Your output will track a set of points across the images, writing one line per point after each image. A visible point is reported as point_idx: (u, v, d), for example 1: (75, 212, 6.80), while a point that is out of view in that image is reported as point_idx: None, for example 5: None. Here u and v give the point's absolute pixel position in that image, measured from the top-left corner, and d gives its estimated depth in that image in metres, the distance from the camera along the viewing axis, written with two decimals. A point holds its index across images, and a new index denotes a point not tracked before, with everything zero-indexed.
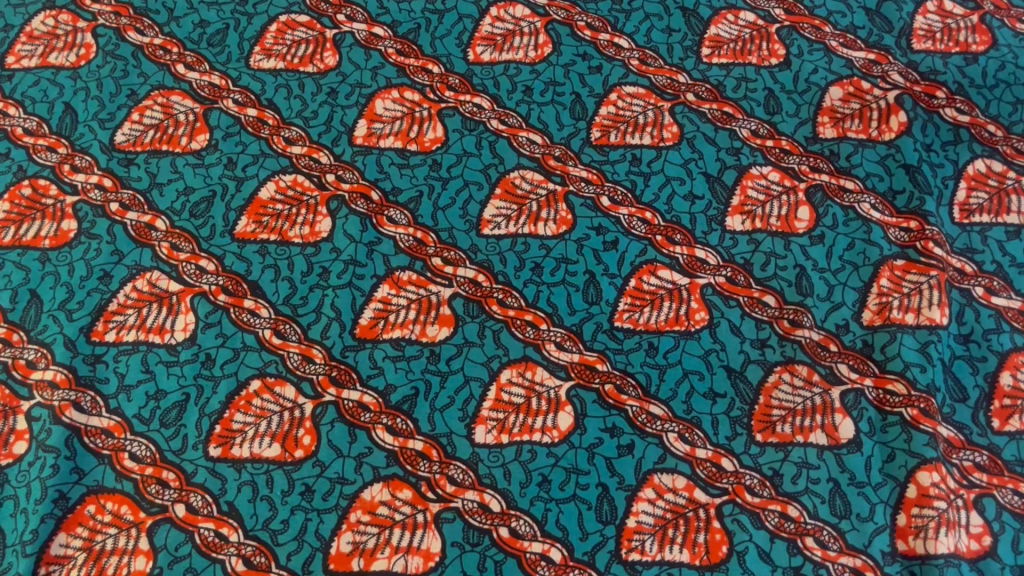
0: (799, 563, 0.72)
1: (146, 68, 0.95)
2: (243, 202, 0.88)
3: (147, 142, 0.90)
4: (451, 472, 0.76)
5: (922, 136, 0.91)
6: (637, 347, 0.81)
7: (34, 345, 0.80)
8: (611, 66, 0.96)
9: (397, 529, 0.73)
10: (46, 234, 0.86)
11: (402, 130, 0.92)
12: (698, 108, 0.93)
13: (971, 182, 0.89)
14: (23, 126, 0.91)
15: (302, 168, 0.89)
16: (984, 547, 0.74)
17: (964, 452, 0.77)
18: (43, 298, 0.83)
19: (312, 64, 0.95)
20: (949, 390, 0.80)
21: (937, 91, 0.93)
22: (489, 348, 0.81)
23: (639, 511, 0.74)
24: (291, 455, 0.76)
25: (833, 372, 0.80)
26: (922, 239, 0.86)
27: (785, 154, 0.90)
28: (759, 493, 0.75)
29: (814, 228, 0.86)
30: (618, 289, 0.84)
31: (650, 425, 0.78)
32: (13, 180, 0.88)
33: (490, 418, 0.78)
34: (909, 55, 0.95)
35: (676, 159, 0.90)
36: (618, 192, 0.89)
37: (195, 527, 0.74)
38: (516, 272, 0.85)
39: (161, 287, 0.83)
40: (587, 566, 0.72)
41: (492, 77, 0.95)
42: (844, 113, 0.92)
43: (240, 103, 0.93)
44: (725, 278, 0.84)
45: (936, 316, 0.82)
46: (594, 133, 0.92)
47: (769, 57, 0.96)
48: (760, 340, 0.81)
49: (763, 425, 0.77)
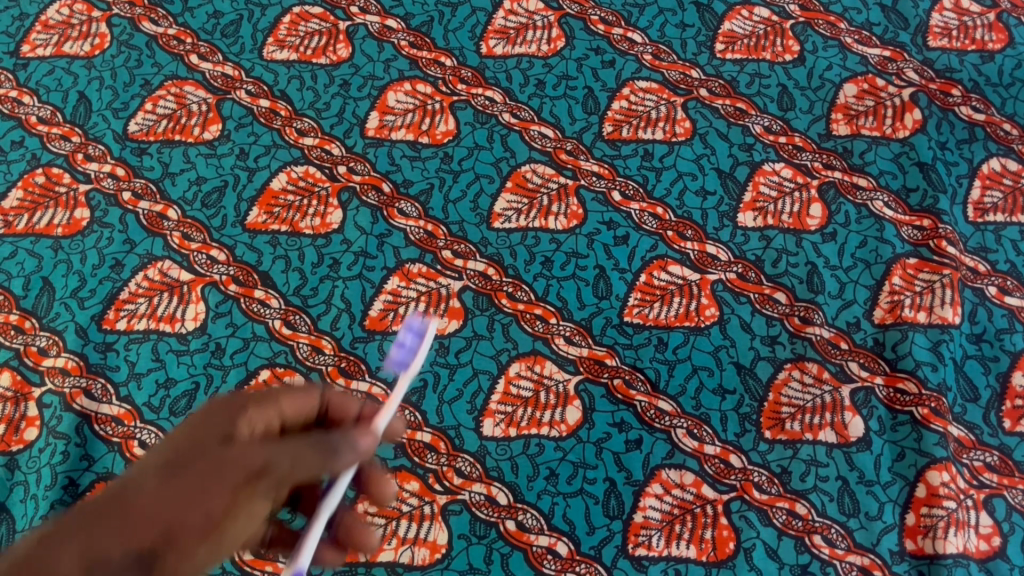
0: (807, 561, 0.72)
1: (160, 58, 0.95)
2: (255, 193, 0.88)
3: (160, 132, 0.91)
4: (459, 465, 0.76)
5: (936, 134, 0.90)
6: (646, 343, 0.81)
7: (46, 332, 0.81)
8: (624, 60, 0.95)
9: (404, 520, 0.74)
10: (60, 222, 0.86)
11: (414, 122, 0.92)
12: (712, 103, 0.93)
13: (986, 180, 0.88)
14: (38, 115, 0.92)
15: (314, 160, 0.89)
16: (993, 548, 0.73)
17: (975, 452, 0.77)
18: (55, 286, 0.83)
19: (325, 55, 0.95)
20: (961, 390, 0.79)
21: (953, 89, 0.92)
22: (498, 342, 0.81)
23: (647, 506, 0.74)
24: None
25: (843, 369, 0.79)
26: (935, 237, 0.85)
27: (798, 151, 0.90)
28: (767, 490, 0.75)
29: (826, 225, 0.86)
30: (629, 283, 0.84)
31: (659, 420, 0.77)
32: (27, 168, 0.89)
33: (498, 411, 0.78)
34: (925, 53, 0.95)
35: (688, 154, 0.90)
36: (630, 187, 0.88)
37: None
38: (526, 265, 0.84)
39: (172, 277, 0.83)
40: (593, 560, 0.72)
41: (505, 70, 0.95)
42: (858, 110, 0.92)
43: (253, 94, 0.93)
44: (736, 274, 0.84)
45: (948, 314, 0.81)
46: (607, 128, 0.91)
47: (783, 53, 0.95)
48: (771, 337, 0.81)
49: (773, 422, 0.77)
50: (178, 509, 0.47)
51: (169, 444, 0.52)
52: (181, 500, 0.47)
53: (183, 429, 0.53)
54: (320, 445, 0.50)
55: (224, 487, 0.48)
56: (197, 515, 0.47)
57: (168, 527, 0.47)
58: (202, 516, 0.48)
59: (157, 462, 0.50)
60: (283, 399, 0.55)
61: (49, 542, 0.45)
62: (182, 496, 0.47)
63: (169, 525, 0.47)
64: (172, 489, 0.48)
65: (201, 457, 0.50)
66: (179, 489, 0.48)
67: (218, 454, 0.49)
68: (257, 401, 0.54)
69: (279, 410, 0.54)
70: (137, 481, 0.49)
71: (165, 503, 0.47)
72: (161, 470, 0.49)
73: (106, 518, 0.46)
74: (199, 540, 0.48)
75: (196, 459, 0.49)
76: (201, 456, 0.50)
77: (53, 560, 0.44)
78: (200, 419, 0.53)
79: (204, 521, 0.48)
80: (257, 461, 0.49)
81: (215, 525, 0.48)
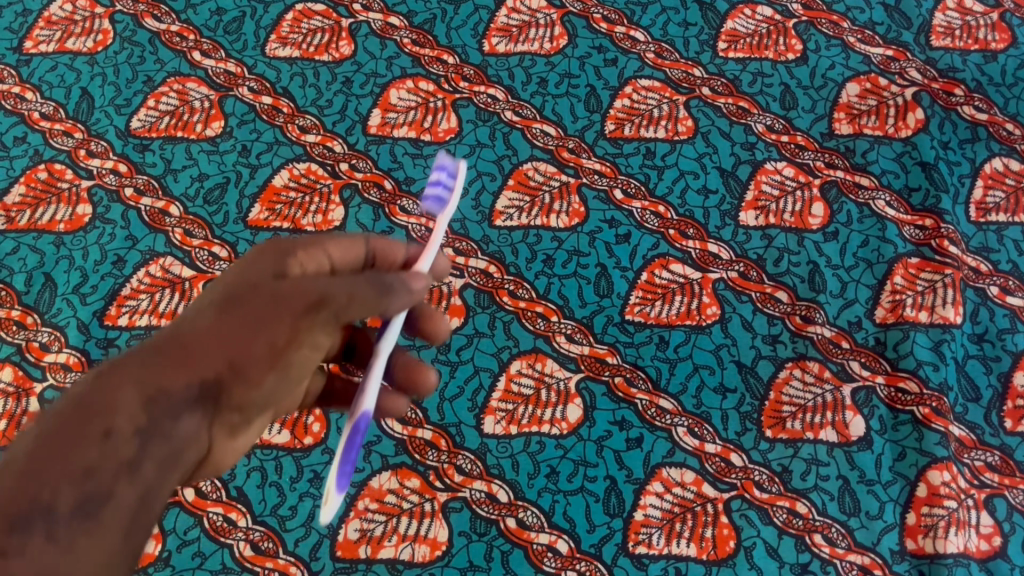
0: (807, 560, 0.72)
1: (163, 54, 0.95)
2: (257, 190, 0.88)
3: (162, 129, 0.91)
4: (460, 462, 0.76)
5: (939, 134, 0.90)
6: (647, 341, 0.81)
7: (48, 328, 0.81)
8: (627, 58, 0.95)
9: (404, 517, 0.74)
10: (62, 218, 0.86)
11: (417, 120, 0.92)
12: (714, 102, 0.93)
13: (988, 180, 0.88)
14: (41, 111, 0.92)
15: (316, 157, 0.89)
16: (994, 547, 0.73)
17: (976, 451, 0.76)
18: (57, 282, 0.83)
19: (327, 52, 0.95)
20: (962, 390, 0.79)
21: (956, 89, 0.92)
22: (499, 339, 0.81)
23: (647, 505, 0.74)
24: (301, 442, 0.76)
25: (844, 369, 0.79)
26: (937, 237, 0.85)
27: (800, 149, 0.90)
28: (767, 489, 0.75)
29: (828, 224, 0.86)
30: (630, 282, 0.84)
31: (660, 419, 0.77)
32: (30, 164, 0.89)
33: (499, 409, 0.78)
34: (927, 52, 0.95)
35: (690, 153, 0.90)
36: (632, 185, 0.88)
37: (204, 511, 0.74)
38: (528, 263, 0.84)
39: (174, 273, 0.83)
40: (594, 558, 0.72)
41: (507, 68, 0.95)
42: (861, 109, 0.92)
43: (256, 91, 0.93)
44: (738, 272, 0.84)
45: (950, 314, 0.81)
46: (609, 126, 0.91)
47: (785, 52, 0.95)
48: (772, 336, 0.81)
49: (774, 421, 0.77)
50: (239, 339, 0.46)
51: (221, 284, 0.50)
52: (241, 329, 0.46)
53: (232, 271, 0.51)
54: (380, 275, 0.48)
55: (284, 316, 0.46)
56: (258, 343, 0.46)
57: (229, 356, 0.45)
58: (263, 344, 0.46)
59: (211, 298, 0.49)
60: (329, 246, 0.54)
61: (105, 372, 0.43)
62: (241, 327, 0.46)
63: (231, 355, 0.46)
64: (230, 320, 0.46)
65: (256, 290, 0.48)
66: (236, 320, 0.46)
67: (274, 287, 0.47)
68: (305, 246, 0.53)
69: (325, 256, 0.53)
70: (192, 317, 0.47)
71: (224, 333, 0.46)
72: (216, 304, 0.47)
73: (163, 351, 0.45)
74: (261, 368, 0.47)
75: (252, 289, 0.48)
76: (257, 288, 0.48)
77: (111, 389, 0.42)
78: (251, 259, 0.51)
79: (265, 348, 0.46)
80: (314, 293, 0.46)
81: (278, 353, 0.47)
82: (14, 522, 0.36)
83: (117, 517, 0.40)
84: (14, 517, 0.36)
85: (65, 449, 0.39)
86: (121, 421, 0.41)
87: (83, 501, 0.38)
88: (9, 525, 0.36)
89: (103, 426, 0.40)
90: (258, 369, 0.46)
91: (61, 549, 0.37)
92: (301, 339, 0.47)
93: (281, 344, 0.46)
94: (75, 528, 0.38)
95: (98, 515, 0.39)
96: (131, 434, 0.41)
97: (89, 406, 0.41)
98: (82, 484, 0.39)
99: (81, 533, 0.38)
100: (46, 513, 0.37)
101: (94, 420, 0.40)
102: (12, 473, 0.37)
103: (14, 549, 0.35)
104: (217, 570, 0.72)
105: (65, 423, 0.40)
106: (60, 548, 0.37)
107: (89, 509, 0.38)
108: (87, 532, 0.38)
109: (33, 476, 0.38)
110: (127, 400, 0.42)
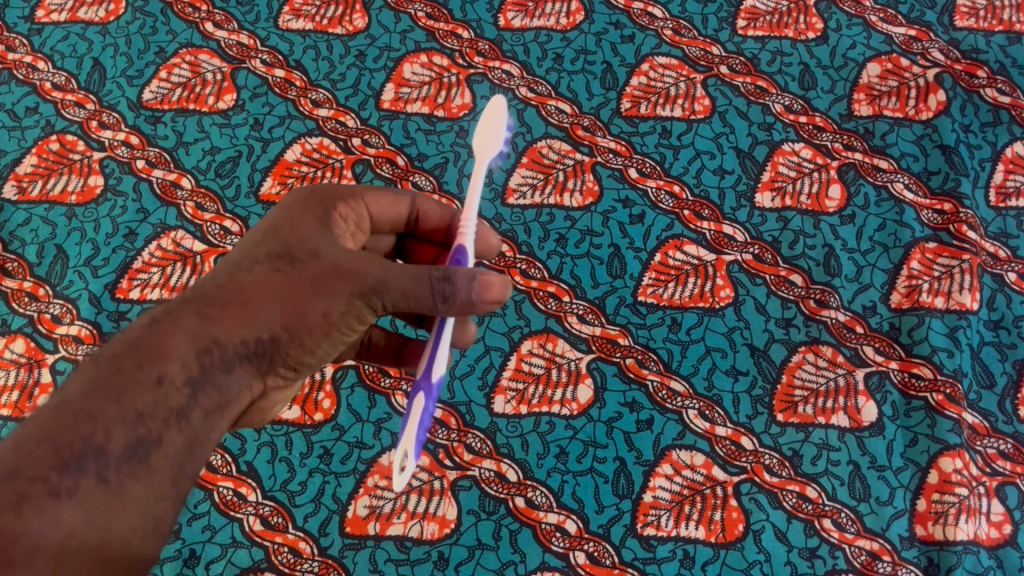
0: (816, 544, 0.72)
1: (174, 25, 0.95)
2: (269, 163, 0.87)
3: (174, 101, 0.90)
4: (469, 441, 0.76)
5: (961, 117, 0.89)
6: (659, 323, 0.80)
7: (60, 300, 0.81)
8: (644, 35, 0.94)
9: (413, 494, 0.74)
10: (73, 189, 0.86)
11: (430, 95, 0.91)
12: (732, 80, 0.91)
13: (1009, 165, 0.86)
14: (52, 81, 0.92)
15: (328, 131, 0.89)
16: (1004, 536, 0.72)
17: (989, 439, 0.76)
18: (68, 255, 0.83)
19: (341, 25, 0.95)
20: (976, 376, 0.78)
21: (979, 71, 0.91)
22: (511, 319, 0.80)
23: (657, 487, 0.74)
24: (310, 418, 0.76)
25: (857, 353, 0.79)
26: (955, 222, 0.84)
27: (818, 131, 0.89)
28: (778, 473, 0.74)
29: (845, 207, 0.85)
30: (643, 263, 0.83)
31: (671, 401, 0.77)
32: (42, 135, 0.89)
33: (509, 388, 0.78)
34: (951, 33, 0.93)
35: (707, 133, 0.89)
36: (647, 164, 0.87)
37: (214, 485, 0.74)
38: (540, 243, 0.84)
39: (185, 247, 0.83)
40: (601, 539, 0.72)
41: (523, 44, 0.94)
42: (881, 90, 0.90)
43: (268, 64, 0.92)
44: (752, 255, 0.83)
45: (967, 300, 0.80)
46: (625, 104, 0.90)
47: (805, 30, 0.94)
48: (786, 320, 0.80)
49: (785, 405, 0.77)
50: (294, 304, 0.49)
51: (279, 229, 0.52)
52: (297, 292, 0.49)
53: (290, 220, 0.53)
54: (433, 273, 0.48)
55: (341, 290, 0.49)
56: (312, 311, 0.49)
57: (284, 320, 0.49)
58: (317, 313, 0.49)
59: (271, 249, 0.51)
60: (369, 197, 0.58)
61: (165, 320, 0.49)
62: (299, 291, 0.49)
63: (285, 318, 0.49)
64: (287, 280, 0.50)
65: (317, 255, 0.51)
66: (293, 282, 0.50)
67: (335, 258, 0.50)
68: (348, 198, 0.57)
69: (363, 207, 0.58)
70: (250, 267, 0.51)
71: (280, 294, 0.49)
72: (275, 259, 0.50)
73: (220, 304, 0.50)
74: (316, 336, 0.50)
75: (312, 250, 0.51)
76: (318, 252, 0.51)
77: (167, 338, 0.48)
78: (308, 210, 0.54)
79: (320, 318, 0.49)
80: (373, 277, 0.49)
81: (332, 324, 0.50)
82: (70, 461, 0.43)
83: (164, 459, 0.46)
84: (70, 457, 0.43)
85: (122, 394, 0.45)
86: (173, 370, 0.47)
87: (131, 445, 0.45)
88: (64, 464, 0.43)
89: (156, 374, 0.47)
90: (312, 335, 0.50)
91: (110, 486, 0.44)
92: (353, 314, 0.50)
93: (336, 316, 0.50)
94: (123, 469, 0.44)
95: (146, 457, 0.45)
96: (181, 383, 0.47)
97: (146, 353, 0.47)
98: (132, 428, 0.45)
99: (129, 474, 0.44)
100: (97, 452, 0.44)
101: (148, 367, 0.47)
102: (71, 410, 0.44)
103: (67, 489, 0.42)
104: (227, 544, 0.72)
105: (121, 367, 0.46)
106: (109, 486, 0.44)
107: (137, 453, 0.45)
108: (133, 474, 0.45)
109: (89, 417, 0.44)
110: (179, 353, 0.48)
